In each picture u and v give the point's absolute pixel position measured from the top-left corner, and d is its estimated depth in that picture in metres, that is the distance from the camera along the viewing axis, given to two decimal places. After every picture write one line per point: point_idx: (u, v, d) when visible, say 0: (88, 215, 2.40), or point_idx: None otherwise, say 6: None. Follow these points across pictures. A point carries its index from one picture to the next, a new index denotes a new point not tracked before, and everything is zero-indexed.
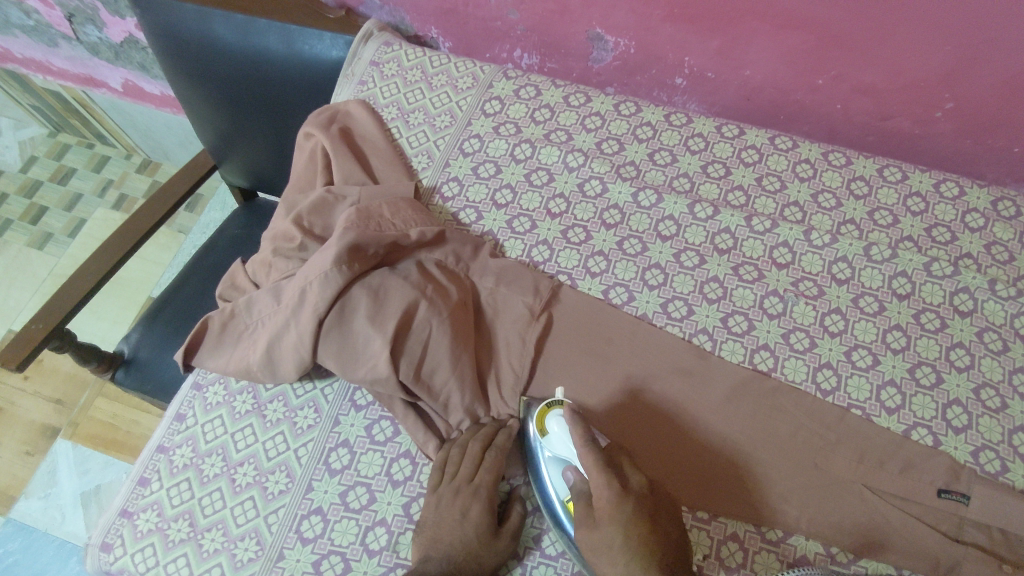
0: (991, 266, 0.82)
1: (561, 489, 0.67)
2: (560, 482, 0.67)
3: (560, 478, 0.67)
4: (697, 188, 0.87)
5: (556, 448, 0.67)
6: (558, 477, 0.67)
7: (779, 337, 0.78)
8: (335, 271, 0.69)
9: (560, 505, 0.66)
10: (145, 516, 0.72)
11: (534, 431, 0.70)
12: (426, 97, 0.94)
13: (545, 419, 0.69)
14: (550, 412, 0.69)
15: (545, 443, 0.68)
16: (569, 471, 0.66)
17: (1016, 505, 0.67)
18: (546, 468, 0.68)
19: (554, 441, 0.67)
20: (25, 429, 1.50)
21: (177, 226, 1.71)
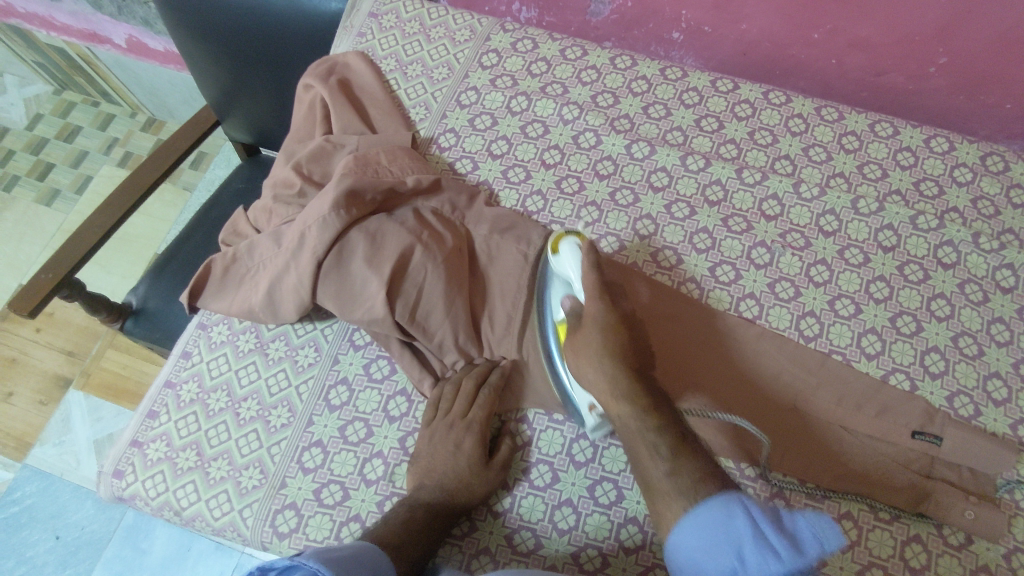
0: (976, 219, 0.83)
1: (557, 311, 0.75)
2: (558, 303, 0.74)
3: (560, 302, 0.75)
4: (690, 141, 0.89)
5: (565, 270, 0.74)
6: (559, 303, 0.74)
7: (764, 287, 0.80)
8: (334, 215, 0.72)
9: (553, 327, 0.75)
10: (154, 446, 0.75)
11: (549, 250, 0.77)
12: (424, 50, 0.95)
13: (560, 243, 0.75)
14: (565, 240, 0.75)
15: (555, 262, 0.75)
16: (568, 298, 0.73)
17: (985, 446, 0.71)
18: (552, 285, 0.76)
19: (563, 261, 0.74)
20: (39, 378, 1.55)
21: (182, 183, 1.73)
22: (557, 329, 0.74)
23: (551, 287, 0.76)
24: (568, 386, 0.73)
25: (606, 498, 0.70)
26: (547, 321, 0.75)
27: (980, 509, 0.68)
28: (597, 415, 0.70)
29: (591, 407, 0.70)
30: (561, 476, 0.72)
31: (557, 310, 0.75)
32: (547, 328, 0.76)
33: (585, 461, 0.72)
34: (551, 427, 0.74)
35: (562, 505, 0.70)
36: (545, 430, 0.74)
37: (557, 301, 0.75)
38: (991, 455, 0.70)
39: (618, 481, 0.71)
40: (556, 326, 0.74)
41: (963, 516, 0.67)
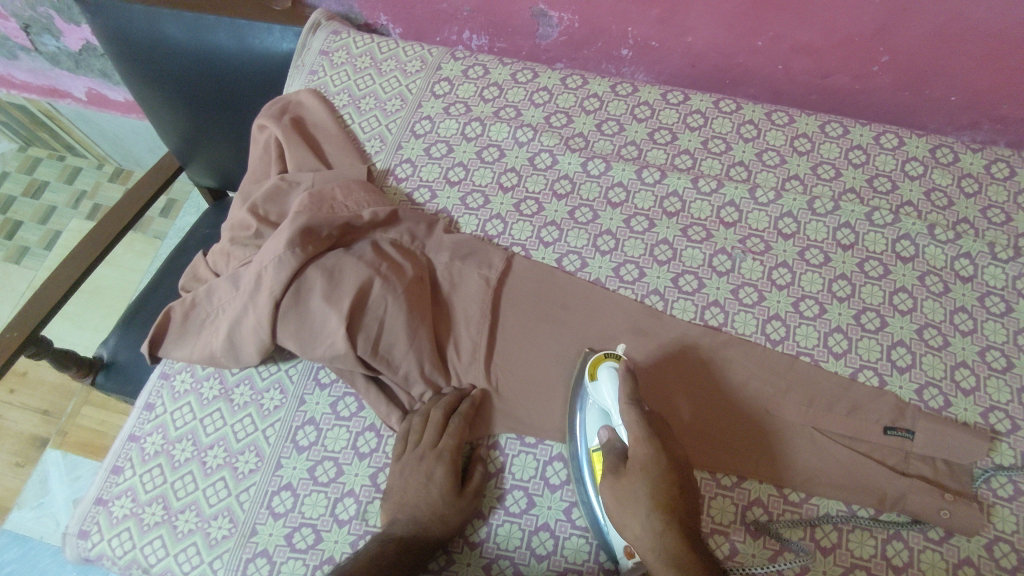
0: (931, 211, 0.84)
1: (591, 439, 0.69)
2: (594, 433, 0.69)
3: (595, 431, 0.69)
4: (645, 155, 0.89)
5: (601, 399, 0.69)
6: (595, 433, 0.69)
7: (728, 293, 0.80)
8: (289, 253, 0.71)
9: (587, 454, 0.69)
10: (120, 502, 0.74)
11: (586, 373, 0.71)
12: (376, 83, 0.96)
13: (598, 367, 0.70)
14: (604, 364, 0.70)
15: (592, 390, 0.69)
16: (606, 432, 0.67)
17: (957, 437, 0.71)
18: (587, 413, 0.70)
19: (600, 391, 0.69)
20: (14, 441, 1.51)
21: (152, 232, 1.72)
22: (591, 459, 0.68)
23: (586, 412, 0.70)
24: (602, 521, 0.67)
25: (583, 520, 0.70)
26: (579, 452, 0.70)
27: (958, 503, 0.67)
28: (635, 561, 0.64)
29: (627, 551, 0.64)
30: (536, 501, 0.71)
31: (593, 439, 0.69)
32: (580, 464, 0.70)
33: (560, 484, 0.72)
34: (524, 451, 0.74)
35: (539, 530, 0.70)
36: (518, 454, 0.74)
37: (594, 430, 0.69)
38: (966, 447, 0.70)
39: None
40: (591, 458, 0.68)
41: (938, 513, 0.67)
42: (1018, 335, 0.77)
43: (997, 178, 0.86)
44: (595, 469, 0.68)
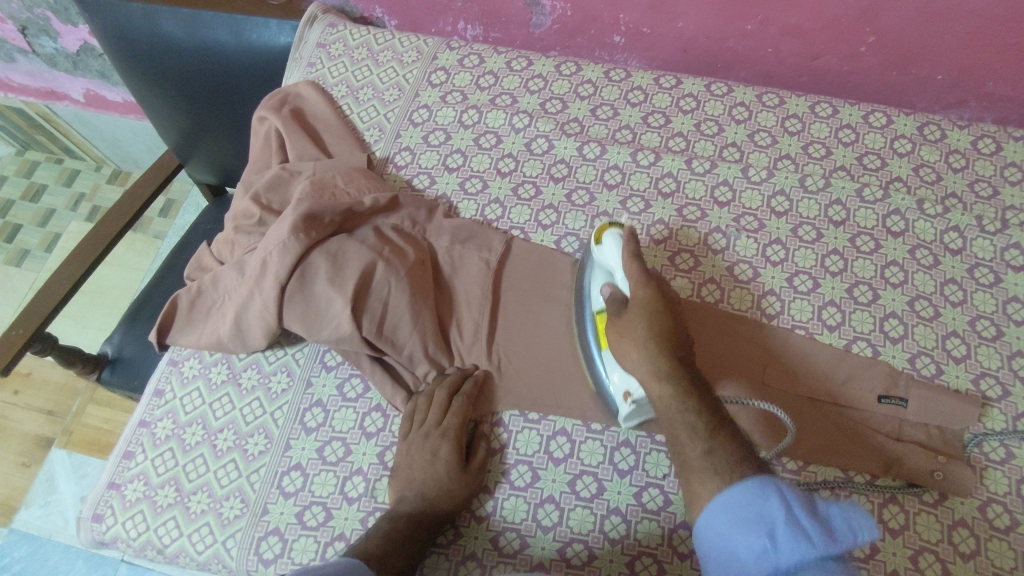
0: (920, 187, 0.86)
1: (597, 300, 0.74)
2: (599, 291, 0.74)
3: (599, 289, 0.75)
4: (639, 138, 0.91)
5: (606, 260, 0.74)
6: (599, 291, 0.74)
7: (724, 271, 0.82)
8: (293, 239, 0.73)
9: (592, 317, 0.74)
10: (133, 486, 0.75)
11: (593, 242, 0.77)
12: (373, 74, 0.97)
13: (602, 233, 0.75)
14: (609, 230, 0.75)
15: (596, 251, 0.75)
16: (608, 286, 0.73)
17: (948, 403, 0.73)
18: (594, 274, 0.76)
19: (606, 252, 0.74)
20: (20, 441, 1.52)
21: (152, 232, 1.73)
22: (595, 319, 0.74)
23: (593, 275, 0.76)
24: (605, 377, 0.72)
25: (587, 491, 0.71)
26: (585, 314, 0.75)
27: (951, 465, 0.69)
28: (632, 401, 0.68)
29: (626, 395, 0.69)
30: (541, 474, 0.73)
31: (597, 298, 0.74)
32: (587, 325, 0.75)
33: (563, 457, 0.73)
34: (527, 427, 0.75)
35: (545, 503, 0.71)
36: (521, 430, 0.75)
37: (597, 287, 0.75)
38: (958, 413, 0.73)
39: (597, 474, 0.72)
40: (595, 316, 0.74)
41: (933, 476, 0.69)
42: (1006, 304, 0.79)
43: (983, 153, 0.88)
44: (598, 327, 0.73)
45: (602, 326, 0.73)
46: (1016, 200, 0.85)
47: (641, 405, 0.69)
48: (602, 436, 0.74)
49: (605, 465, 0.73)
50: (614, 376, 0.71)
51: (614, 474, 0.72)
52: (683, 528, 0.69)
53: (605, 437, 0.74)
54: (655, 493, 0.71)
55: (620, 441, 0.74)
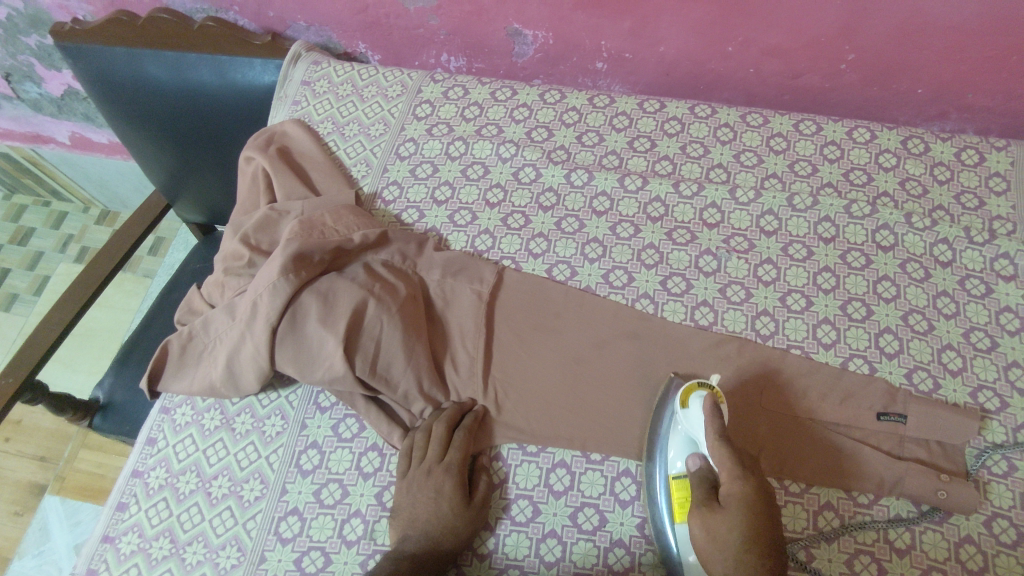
0: (907, 201, 0.87)
1: (675, 464, 0.68)
2: (678, 457, 0.68)
3: (680, 457, 0.68)
4: (626, 163, 0.91)
5: (690, 427, 0.68)
6: (680, 458, 0.68)
7: (716, 293, 0.82)
8: (283, 280, 0.73)
9: (665, 481, 0.68)
10: (127, 538, 0.74)
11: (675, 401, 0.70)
12: (358, 109, 0.97)
13: (689, 396, 0.69)
14: (696, 393, 0.69)
15: (681, 415, 0.68)
16: (696, 460, 0.67)
17: (948, 417, 0.72)
18: (672, 438, 0.69)
19: (692, 418, 0.68)
20: (12, 490, 1.49)
21: (142, 271, 1.71)
22: (669, 485, 0.68)
23: (670, 438, 0.69)
24: (676, 552, 0.66)
25: (589, 524, 0.71)
26: (656, 479, 0.69)
27: (953, 483, 0.69)
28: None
29: None
30: (542, 508, 0.72)
31: (676, 465, 0.68)
32: (657, 492, 0.69)
33: (564, 489, 0.73)
34: (526, 460, 0.75)
35: (547, 538, 0.71)
36: (521, 464, 0.75)
37: (679, 455, 0.68)
38: (960, 427, 0.72)
39: (599, 505, 0.72)
40: (671, 484, 0.67)
41: (935, 494, 0.69)
42: (1000, 314, 0.79)
43: (967, 164, 0.89)
44: (674, 498, 0.66)
45: (680, 498, 0.66)
46: (1002, 210, 0.86)
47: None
48: (603, 466, 0.74)
49: (607, 496, 0.72)
50: (690, 560, 0.64)
51: (616, 505, 0.72)
52: None
53: (606, 468, 0.74)
54: None
55: (621, 471, 0.73)
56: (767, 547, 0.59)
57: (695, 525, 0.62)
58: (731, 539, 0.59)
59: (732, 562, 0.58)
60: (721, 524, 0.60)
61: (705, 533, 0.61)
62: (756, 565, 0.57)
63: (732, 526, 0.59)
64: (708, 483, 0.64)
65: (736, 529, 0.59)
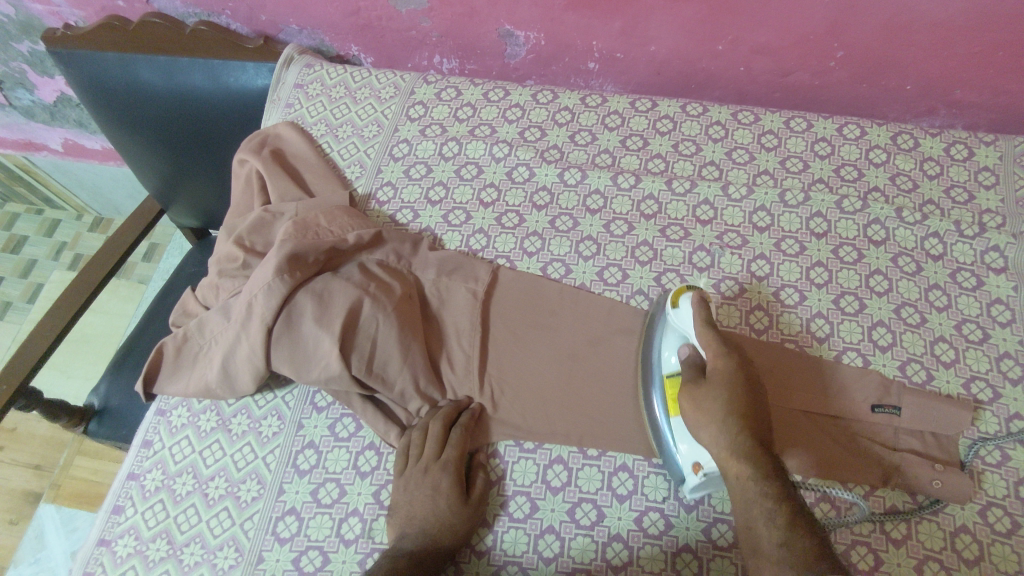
0: (898, 196, 0.88)
1: (670, 359, 0.73)
2: (672, 351, 0.73)
3: (673, 351, 0.73)
4: (619, 161, 0.92)
5: (679, 324, 0.72)
6: (673, 354, 0.73)
7: (710, 288, 0.83)
8: (278, 280, 0.73)
9: (660, 378, 0.73)
10: (123, 541, 0.73)
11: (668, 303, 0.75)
12: (352, 111, 0.98)
13: (678, 295, 0.73)
14: (684, 293, 0.73)
15: (672, 314, 0.73)
16: (685, 350, 0.71)
17: (941, 408, 0.73)
18: (666, 336, 0.74)
19: (681, 315, 0.72)
20: (7, 499, 1.48)
21: (136, 277, 1.71)
22: (663, 383, 0.73)
23: (664, 336, 0.74)
24: (671, 446, 0.71)
25: (587, 519, 0.71)
26: (653, 374, 0.74)
27: (948, 473, 0.69)
28: (702, 475, 0.66)
29: (694, 467, 0.67)
30: (539, 504, 0.72)
31: (671, 361, 0.73)
32: (654, 391, 0.74)
33: (561, 485, 0.73)
34: (523, 457, 0.75)
35: (544, 534, 0.71)
36: (518, 460, 0.75)
37: (671, 351, 0.73)
38: (952, 418, 0.73)
39: (597, 500, 0.72)
40: (666, 380, 0.72)
41: (931, 484, 0.69)
42: (991, 306, 0.80)
43: (956, 159, 0.90)
44: (668, 393, 0.71)
45: (672, 392, 0.71)
46: (992, 204, 0.87)
47: (711, 479, 0.67)
48: (600, 462, 0.74)
49: (604, 491, 0.72)
50: (682, 447, 0.69)
51: (613, 500, 0.72)
52: (686, 550, 0.69)
53: (602, 463, 0.74)
54: (656, 517, 0.71)
55: (618, 466, 0.74)
56: (749, 411, 0.65)
57: (684, 401, 0.68)
58: (716, 410, 0.65)
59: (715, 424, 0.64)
60: (708, 397, 0.66)
61: (693, 406, 0.67)
62: (738, 426, 0.63)
63: (717, 400, 0.65)
64: (697, 370, 0.70)
65: (720, 399, 0.65)
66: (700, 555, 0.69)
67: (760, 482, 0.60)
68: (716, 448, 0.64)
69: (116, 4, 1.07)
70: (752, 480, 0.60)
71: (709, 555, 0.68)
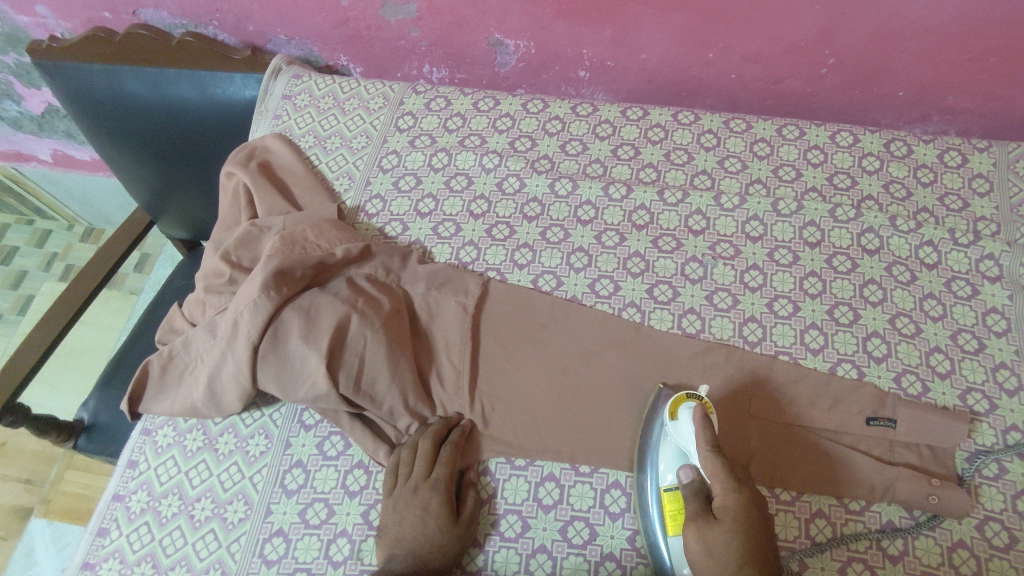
0: (891, 204, 0.87)
1: (667, 477, 0.67)
2: (670, 469, 0.67)
3: (671, 469, 0.67)
4: (610, 171, 0.91)
5: (680, 439, 0.67)
6: (671, 471, 0.67)
7: (703, 300, 0.82)
8: (264, 297, 0.72)
9: (655, 493, 0.67)
10: (108, 565, 0.72)
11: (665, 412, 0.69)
12: (340, 122, 0.97)
13: (678, 406, 0.68)
14: (686, 403, 0.68)
15: (671, 429, 0.68)
16: (687, 469, 0.66)
17: (937, 420, 0.72)
18: (663, 450, 0.68)
19: (682, 431, 0.67)
20: None
21: (127, 288, 1.69)
22: (661, 500, 0.67)
23: (661, 448, 0.68)
24: (670, 567, 0.65)
25: (579, 538, 0.70)
26: (647, 491, 0.68)
27: (945, 487, 0.68)
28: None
29: None
30: (531, 523, 0.71)
31: (668, 478, 0.67)
32: (648, 507, 0.68)
33: (553, 503, 0.72)
34: (514, 475, 0.74)
35: (536, 553, 0.70)
36: (509, 478, 0.74)
37: (669, 468, 0.67)
38: (948, 431, 0.72)
39: (589, 518, 0.71)
40: (663, 497, 0.67)
41: (927, 499, 0.68)
42: (986, 316, 0.79)
43: (950, 166, 0.89)
44: (667, 510, 0.66)
45: (673, 511, 0.65)
46: (986, 211, 0.86)
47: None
48: (592, 479, 0.73)
49: (596, 509, 0.72)
50: (684, 573, 0.64)
51: (606, 518, 0.71)
52: None
53: (595, 480, 0.73)
54: None
55: (610, 483, 0.73)
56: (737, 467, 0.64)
57: (690, 540, 0.62)
58: (727, 557, 0.59)
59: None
60: (717, 540, 0.60)
61: (702, 549, 0.60)
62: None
63: (728, 544, 0.59)
64: (702, 497, 0.64)
65: (732, 546, 0.59)
66: None
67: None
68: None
69: (102, 15, 1.06)
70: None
71: None
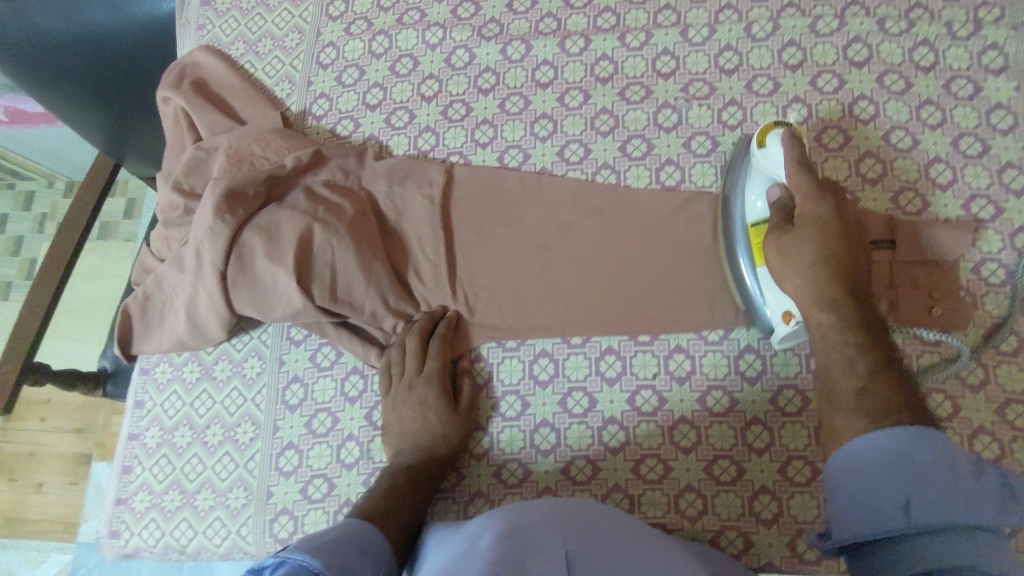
0: (880, 5, 0.78)
1: (758, 207, 0.66)
2: (760, 197, 0.66)
3: (761, 195, 0.66)
4: (565, 25, 0.83)
5: (770, 164, 0.65)
6: (760, 198, 0.66)
7: (680, 148, 0.76)
8: (219, 222, 0.69)
9: (744, 228, 0.67)
10: (139, 497, 0.75)
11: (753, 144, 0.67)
12: (268, 22, 0.89)
13: (766, 134, 0.65)
14: (774, 130, 0.65)
15: (759, 157, 0.66)
16: (776, 189, 0.64)
17: (940, 231, 0.68)
18: (753, 179, 0.67)
19: (769, 156, 0.65)
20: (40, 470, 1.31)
21: (122, 235, 1.53)
22: (748, 230, 0.67)
23: (752, 179, 0.67)
24: (757, 298, 0.66)
25: (580, 408, 0.71)
26: (737, 225, 0.68)
27: (947, 300, 0.67)
28: (794, 323, 0.63)
29: (786, 316, 0.63)
30: (530, 401, 0.72)
31: (756, 207, 0.66)
32: (738, 239, 0.68)
33: (549, 379, 0.72)
34: (507, 357, 0.74)
35: (540, 428, 0.71)
36: (503, 360, 0.74)
37: (757, 195, 0.66)
38: (949, 240, 0.68)
39: (586, 387, 0.71)
40: (749, 228, 0.66)
41: (928, 313, 0.67)
42: (991, 114, 0.73)
43: None
44: (752, 242, 0.66)
45: (757, 240, 0.65)
46: None
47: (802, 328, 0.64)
48: (585, 349, 0.73)
49: (593, 377, 0.72)
50: (771, 296, 0.65)
51: (603, 384, 0.71)
52: (683, 423, 0.69)
53: (588, 350, 0.72)
54: (648, 395, 0.70)
55: (604, 350, 0.72)
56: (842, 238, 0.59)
57: (771, 250, 0.62)
58: (808, 262, 0.59)
59: (801, 275, 0.59)
60: (796, 250, 0.60)
61: (780, 257, 0.61)
62: (831, 280, 0.58)
63: (809, 249, 0.59)
64: (786, 213, 0.63)
65: (812, 246, 0.59)
66: (696, 425, 0.69)
67: (854, 344, 0.55)
68: (805, 306, 0.59)
69: None
70: (847, 344, 0.56)
71: (706, 424, 0.68)
